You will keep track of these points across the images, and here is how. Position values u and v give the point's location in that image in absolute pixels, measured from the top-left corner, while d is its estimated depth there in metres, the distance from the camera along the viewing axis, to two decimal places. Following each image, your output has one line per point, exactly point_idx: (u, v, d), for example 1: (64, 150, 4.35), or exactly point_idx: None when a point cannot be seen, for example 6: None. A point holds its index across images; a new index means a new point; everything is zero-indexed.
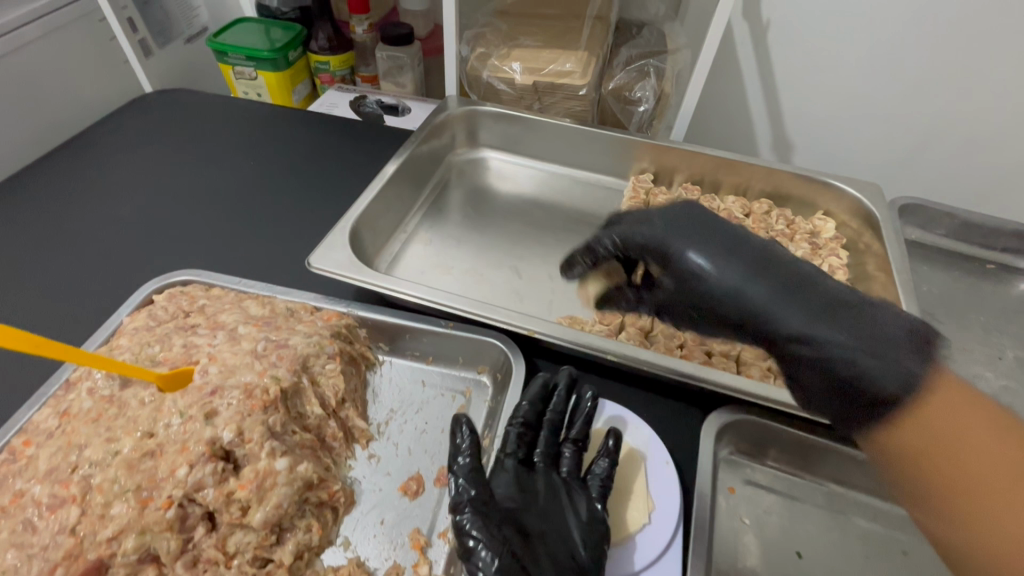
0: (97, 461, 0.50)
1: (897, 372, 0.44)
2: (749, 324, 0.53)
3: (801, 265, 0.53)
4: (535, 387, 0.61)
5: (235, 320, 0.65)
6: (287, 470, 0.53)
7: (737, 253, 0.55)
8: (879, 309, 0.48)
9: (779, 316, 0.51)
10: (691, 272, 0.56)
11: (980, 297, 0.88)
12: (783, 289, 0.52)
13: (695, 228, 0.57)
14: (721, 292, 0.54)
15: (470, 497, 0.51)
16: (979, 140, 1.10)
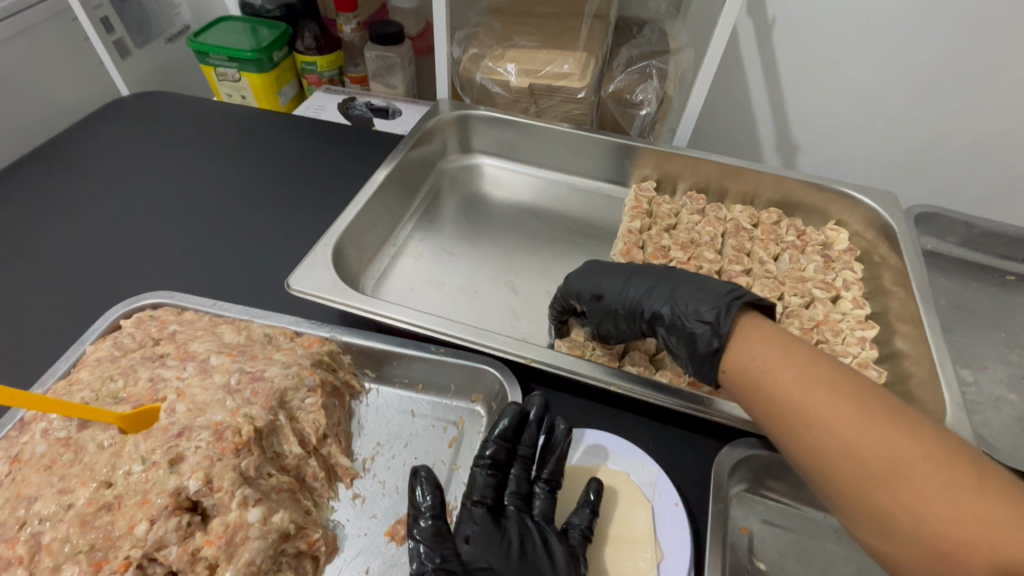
0: (49, 516, 0.46)
1: (713, 319, 0.57)
2: (648, 317, 0.63)
3: (665, 270, 0.67)
4: (505, 420, 0.55)
5: (208, 349, 0.60)
6: (260, 521, 0.48)
7: (615, 270, 0.68)
8: (715, 283, 0.62)
9: (648, 305, 0.63)
10: (587, 293, 0.67)
11: (999, 311, 0.83)
12: (647, 287, 0.64)
13: (593, 265, 0.70)
14: (617, 298, 0.65)
15: (435, 565, 0.47)
16: (995, 143, 1.05)
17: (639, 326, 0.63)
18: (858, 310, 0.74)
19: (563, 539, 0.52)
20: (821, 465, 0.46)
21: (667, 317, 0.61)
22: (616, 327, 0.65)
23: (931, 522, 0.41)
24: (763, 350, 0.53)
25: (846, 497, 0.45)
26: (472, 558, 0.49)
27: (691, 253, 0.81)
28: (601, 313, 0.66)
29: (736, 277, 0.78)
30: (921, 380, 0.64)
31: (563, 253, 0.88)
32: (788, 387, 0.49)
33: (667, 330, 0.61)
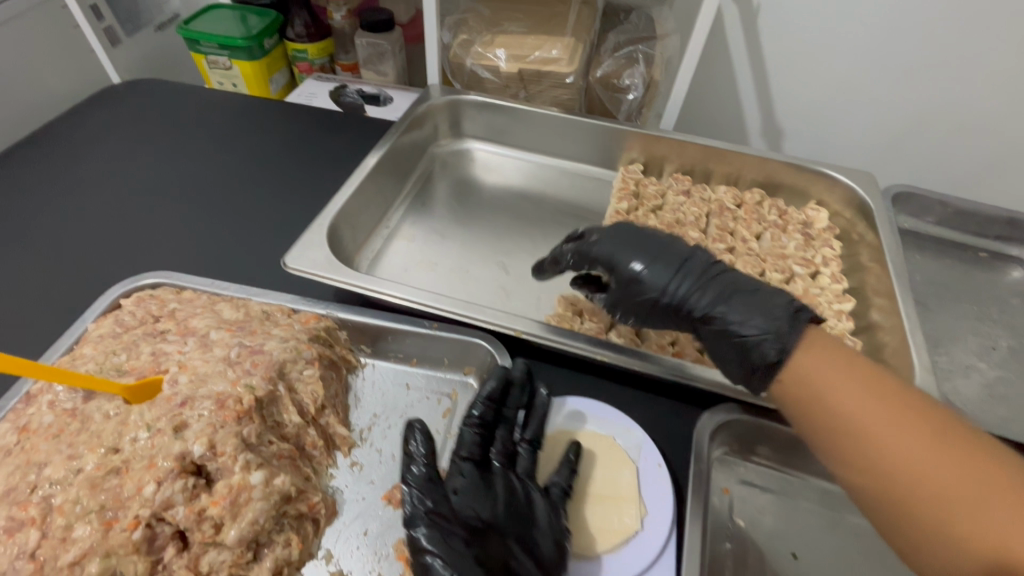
0: (59, 480, 0.48)
1: (777, 331, 0.52)
2: (684, 315, 0.59)
3: (720, 264, 0.60)
4: (491, 382, 0.57)
5: (207, 325, 0.62)
6: (262, 483, 0.50)
7: (659, 252, 0.62)
8: (777, 293, 0.55)
9: (695, 299, 0.58)
10: (624, 269, 0.62)
11: (971, 286, 0.87)
12: (698, 277, 0.59)
13: (635, 240, 0.63)
14: (656, 290, 0.60)
15: (426, 509, 0.51)
16: (972, 126, 1.08)
17: (674, 319, 0.60)
18: (836, 285, 0.77)
19: (544, 494, 0.54)
20: (867, 476, 0.44)
21: (715, 316, 0.56)
22: (647, 309, 0.61)
23: (960, 520, 0.40)
24: (822, 358, 0.49)
25: (868, 479, 0.44)
26: (461, 507, 0.51)
27: (676, 232, 0.83)
28: (636, 291, 0.61)
29: (719, 254, 0.81)
30: (895, 348, 0.67)
31: (552, 234, 0.91)
32: (844, 399, 0.46)
33: (710, 330, 0.57)
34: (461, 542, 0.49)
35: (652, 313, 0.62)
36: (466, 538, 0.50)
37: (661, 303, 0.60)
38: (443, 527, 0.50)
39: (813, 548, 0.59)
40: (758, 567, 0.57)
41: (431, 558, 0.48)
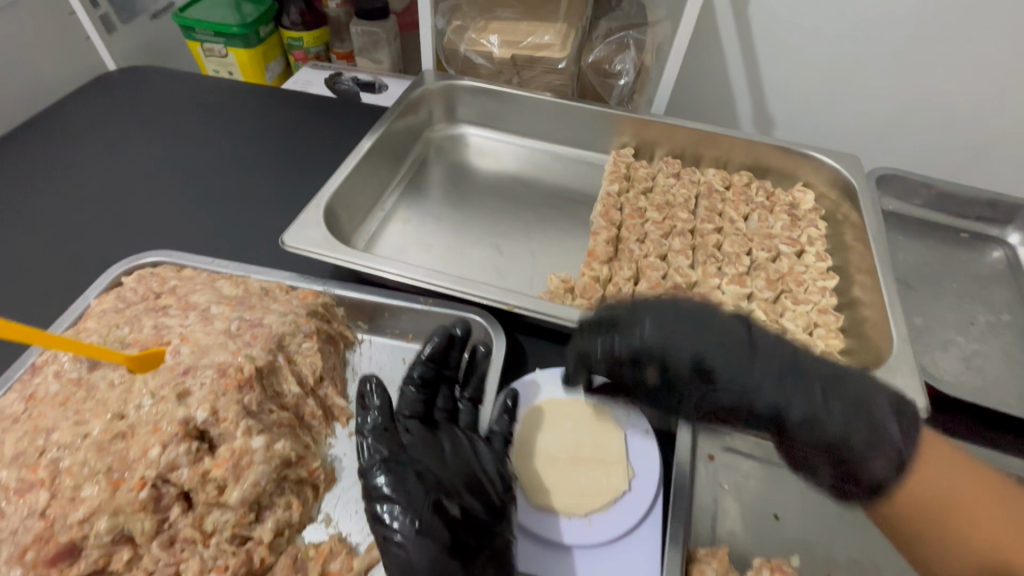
0: (66, 444, 0.49)
1: (897, 456, 0.43)
2: (764, 419, 0.50)
3: (794, 351, 0.51)
4: (432, 343, 0.60)
5: (208, 300, 0.63)
6: (264, 448, 0.52)
7: (724, 343, 0.51)
8: (878, 390, 0.47)
9: (781, 403, 0.48)
10: (685, 362, 0.51)
11: (953, 266, 0.89)
12: (779, 378, 0.49)
13: (689, 327, 0.52)
14: (731, 388, 0.50)
15: (381, 458, 0.54)
16: (957, 112, 1.10)
17: (750, 420, 0.51)
18: (820, 263, 0.79)
19: (487, 443, 0.57)
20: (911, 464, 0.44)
21: (807, 422, 0.47)
22: (716, 406, 0.52)
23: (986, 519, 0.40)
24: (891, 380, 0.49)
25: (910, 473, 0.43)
26: (412, 456, 0.54)
27: (665, 213, 0.85)
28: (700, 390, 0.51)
29: (708, 234, 0.83)
30: (875, 321, 0.69)
31: (545, 217, 0.93)
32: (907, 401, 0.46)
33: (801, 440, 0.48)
34: (411, 487, 0.52)
35: (719, 411, 0.52)
36: (416, 483, 0.52)
37: (734, 404, 0.50)
38: (395, 475, 0.53)
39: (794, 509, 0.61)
40: (741, 528, 0.59)
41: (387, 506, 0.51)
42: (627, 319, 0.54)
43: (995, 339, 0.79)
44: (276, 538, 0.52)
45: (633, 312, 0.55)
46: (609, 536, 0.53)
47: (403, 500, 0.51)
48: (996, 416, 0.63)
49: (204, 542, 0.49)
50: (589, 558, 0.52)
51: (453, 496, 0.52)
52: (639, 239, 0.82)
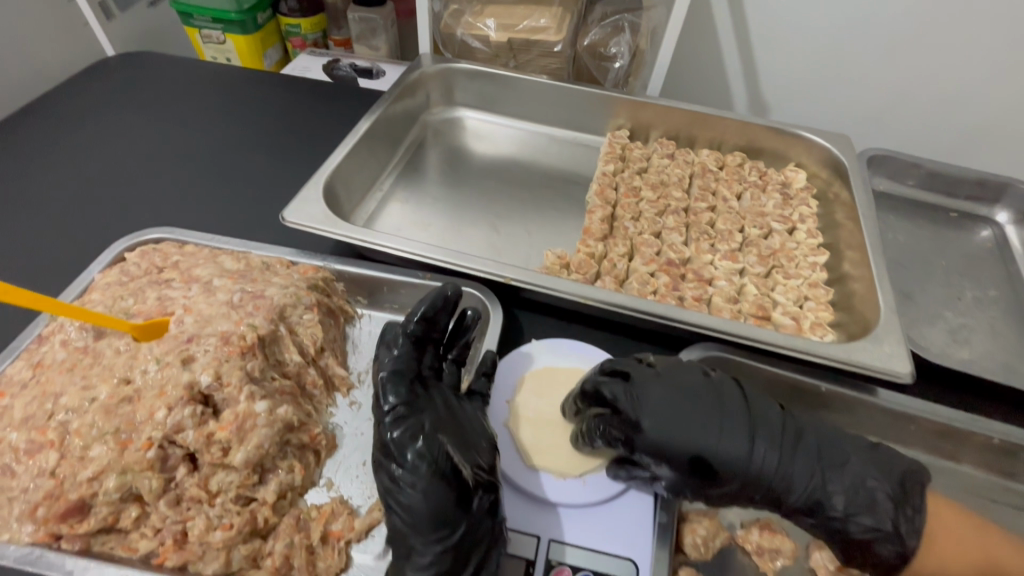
0: (74, 408, 0.51)
1: (891, 527, 0.49)
2: (780, 501, 0.52)
3: (801, 425, 0.54)
4: (426, 304, 0.57)
5: (210, 273, 0.64)
6: (267, 412, 0.53)
7: (728, 422, 0.52)
8: (885, 455, 0.53)
9: (789, 482, 0.51)
10: (695, 453, 0.51)
11: (942, 244, 0.90)
12: (785, 458, 0.51)
13: (703, 404, 0.53)
14: (753, 474, 0.51)
15: (394, 407, 0.53)
16: (948, 98, 1.11)
17: (770, 503, 0.52)
18: (812, 239, 0.81)
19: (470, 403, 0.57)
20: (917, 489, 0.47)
21: (812, 499, 0.51)
22: (722, 488, 0.52)
23: None
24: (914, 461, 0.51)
25: None
26: (422, 408, 0.54)
27: (660, 192, 0.87)
28: (710, 476, 0.51)
29: (701, 213, 0.84)
30: (864, 294, 0.71)
31: (541, 198, 0.94)
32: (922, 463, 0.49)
33: (808, 515, 0.52)
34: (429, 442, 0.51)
35: (725, 493, 0.52)
36: (433, 437, 0.52)
37: (744, 486, 0.51)
38: (413, 428, 0.52)
39: None
40: None
41: (402, 458, 0.51)
42: (627, 399, 0.53)
43: (982, 313, 0.80)
44: (279, 500, 0.53)
45: (634, 390, 0.53)
46: (600, 496, 0.54)
47: (420, 454, 0.51)
48: (981, 383, 0.64)
49: (209, 502, 0.50)
50: (580, 518, 0.53)
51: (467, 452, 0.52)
52: (634, 217, 0.83)
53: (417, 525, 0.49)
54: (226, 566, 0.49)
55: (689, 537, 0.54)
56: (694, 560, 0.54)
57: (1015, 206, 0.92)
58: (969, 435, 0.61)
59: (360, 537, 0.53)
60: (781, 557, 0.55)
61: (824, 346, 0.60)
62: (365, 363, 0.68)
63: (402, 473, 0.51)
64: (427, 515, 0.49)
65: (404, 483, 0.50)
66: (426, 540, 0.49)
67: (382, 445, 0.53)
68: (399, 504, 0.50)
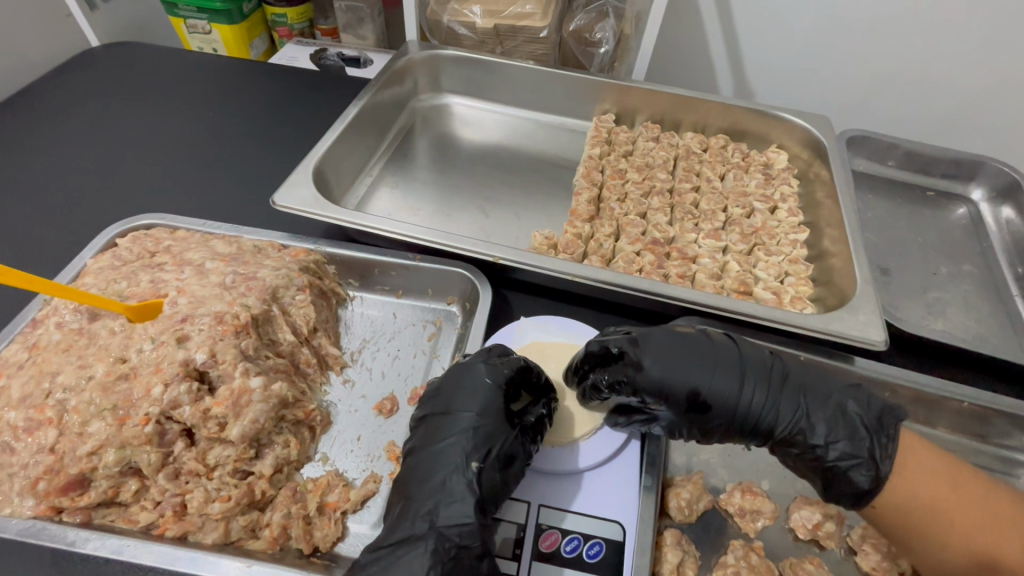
0: (71, 386, 0.52)
1: (867, 453, 0.51)
2: (764, 434, 0.54)
3: (789, 367, 0.56)
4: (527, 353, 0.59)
5: (202, 257, 0.65)
6: (261, 387, 0.55)
7: (719, 361, 0.55)
8: (866, 394, 0.55)
9: (775, 413, 0.53)
10: (688, 390, 0.54)
11: (919, 222, 0.93)
12: (772, 391, 0.54)
13: (694, 349, 0.55)
14: (738, 409, 0.54)
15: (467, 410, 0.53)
16: (928, 82, 1.13)
17: (755, 437, 0.55)
18: (792, 218, 0.83)
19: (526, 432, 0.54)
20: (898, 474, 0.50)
21: (798, 430, 0.53)
22: (710, 424, 0.55)
23: (926, 508, 0.48)
24: (920, 450, 0.51)
25: (897, 483, 0.50)
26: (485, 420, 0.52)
27: (645, 175, 0.88)
28: (702, 412, 0.54)
29: (686, 193, 0.86)
30: (842, 269, 0.73)
31: (530, 183, 0.95)
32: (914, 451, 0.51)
33: (793, 447, 0.54)
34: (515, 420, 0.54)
35: (718, 428, 0.55)
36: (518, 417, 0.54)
37: (734, 420, 0.54)
38: (474, 435, 0.52)
39: None
40: (717, 457, 0.62)
41: (485, 427, 0.52)
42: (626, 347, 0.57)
43: (956, 287, 0.83)
44: (276, 474, 0.55)
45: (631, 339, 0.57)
46: (588, 464, 0.56)
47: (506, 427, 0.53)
48: (952, 351, 0.67)
49: (207, 475, 0.52)
50: (569, 484, 0.55)
51: (538, 436, 0.55)
52: (620, 199, 0.85)
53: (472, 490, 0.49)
54: (225, 536, 0.51)
55: (673, 500, 0.56)
56: (678, 522, 0.56)
57: (990, 183, 0.95)
58: (942, 399, 0.63)
59: (356, 507, 0.55)
60: (762, 518, 0.57)
61: (802, 316, 0.62)
62: (356, 343, 0.69)
63: (480, 439, 0.51)
64: (492, 481, 0.50)
65: (483, 449, 0.51)
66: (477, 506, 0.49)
67: (455, 417, 0.53)
68: (469, 467, 0.50)
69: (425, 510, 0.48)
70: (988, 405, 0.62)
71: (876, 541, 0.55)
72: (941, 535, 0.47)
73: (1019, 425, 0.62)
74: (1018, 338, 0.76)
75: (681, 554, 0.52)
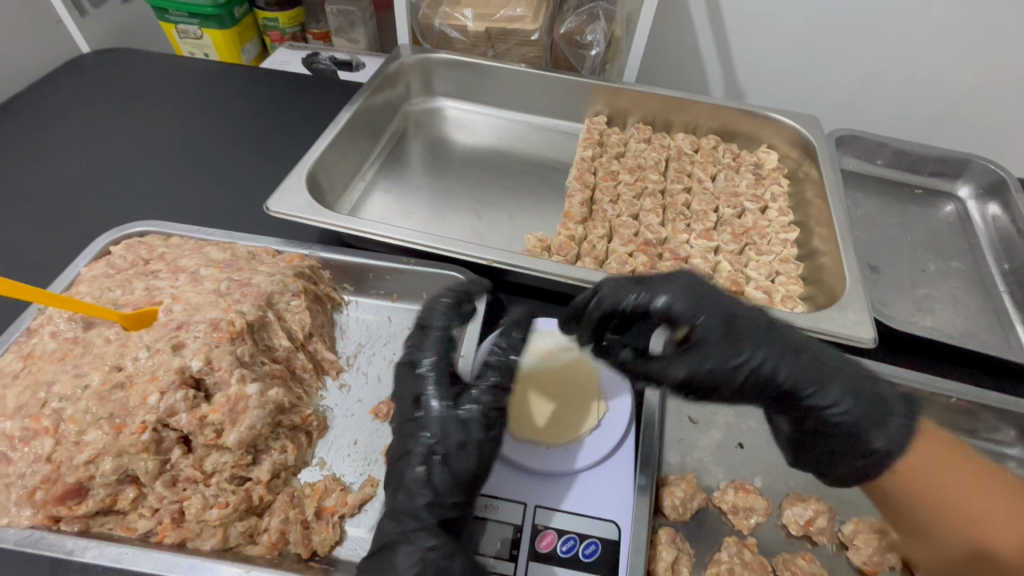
0: (67, 396, 0.52)
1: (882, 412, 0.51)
2: (780, 390, 0.53)
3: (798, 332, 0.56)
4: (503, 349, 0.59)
5: (197, 263, 0.65)
6: (258, 394, 0.55)
7: (745, 313, 0.54)
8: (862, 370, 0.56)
9: (800, 379, 0.52)
10: (715, 353, 0.52)
11: (908, 220, 0.94)
12: (797, 358, 0.52)
13: (722, 297, 0.55)
14: (763, 360, 0.52)
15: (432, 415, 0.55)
16: (916, 81, 1.14)
17: (770, 392, 0.53)
18: (783, 218, 0.84)
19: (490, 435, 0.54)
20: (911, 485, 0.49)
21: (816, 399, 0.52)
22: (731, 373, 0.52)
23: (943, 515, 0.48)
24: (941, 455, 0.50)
25: (913, 492, 0.49)
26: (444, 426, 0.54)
27: (637, 176, 0.89)
28: (725, 377, 0.52)
29: (677, 194, 0.87)
30: (832, 267, 0.74)
31: (523, 184, 0.96)
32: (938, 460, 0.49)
33: (805, 413, 0.53)
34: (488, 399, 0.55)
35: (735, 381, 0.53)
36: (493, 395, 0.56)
37: (758, 371, 0.52)
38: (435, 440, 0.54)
39: (759, 438, 0.65)
40: (710, 455, 0.63)
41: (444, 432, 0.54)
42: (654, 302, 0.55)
43: (945, 284, 0.84)
44: (273, 479, 0.55)
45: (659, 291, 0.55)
46: (584, 462, 0.56)
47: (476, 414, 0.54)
48: (940, 347, 0.68)
49: (205, 481, 0.52)
50: (565, 484, 0.56)
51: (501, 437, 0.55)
52: (612, 200, 0.86)
53: (444, 485, 0.52)
54: (223, 542, 0.51)
55: (668, 498, 0.57)
56: (672, 521, 0.57)
57: (977, 181, 0.96)
58: (930, 395, 0.64)
59: (353, 511, 0.55)
60: (755, 515, 0.58)
61: (792, 315, 0.63)
62: (353, 348, 0.70)
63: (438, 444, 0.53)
64: (466, 468, 0.53)
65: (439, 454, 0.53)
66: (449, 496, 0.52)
67: (421, 420, 0.55)
68: (437, 460, 0.53)
69: (405, 506, 0.52)
70: (977, 401, 0.63)
71: (868, 535, 0.56)
72: (956, 534, 0.48)
73: (1006, 419, 0.63)
74: (1005, 333, 0.78)
75: (675, 552, 0.53)
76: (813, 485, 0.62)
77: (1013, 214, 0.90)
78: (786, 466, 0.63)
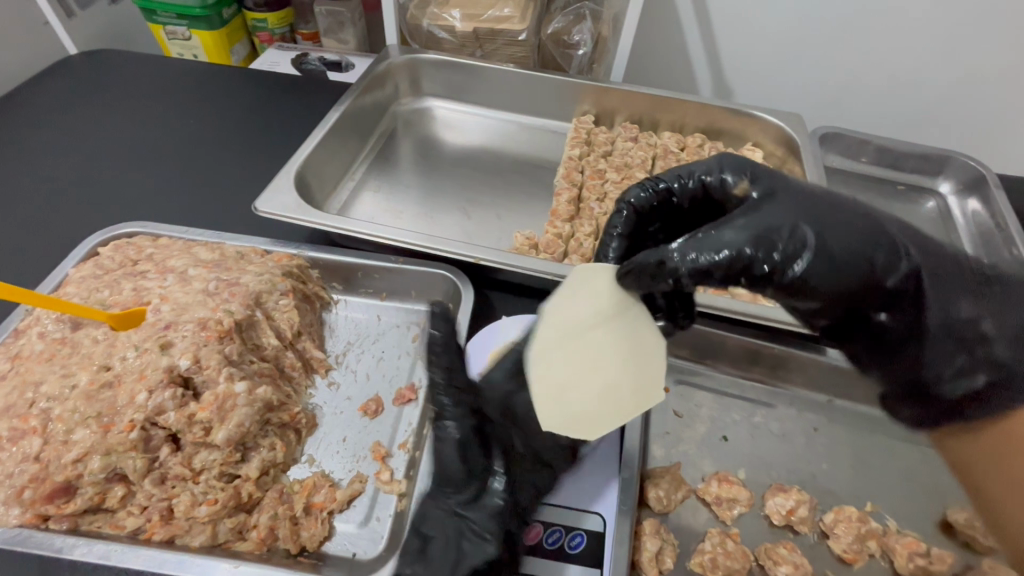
0: (55, 396, 0.52)
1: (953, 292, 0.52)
2: (879, 249, 0.48)
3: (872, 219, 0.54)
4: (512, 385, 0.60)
5: (185, 264, 0.66)
6: (246, 392, 0.55)
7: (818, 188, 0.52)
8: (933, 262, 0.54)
9: (893, 243, 0.49)
10: (785, 228, 0.46)
11: (890, 216, 0.96)
12: (883, 225, 0.49)
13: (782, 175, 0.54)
14: (856, 216, 0.49)
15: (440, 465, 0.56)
16: (899, 79, 1.16)
17: (873, 246, 0.48)
18: None
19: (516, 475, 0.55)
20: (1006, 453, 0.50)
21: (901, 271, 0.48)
22: (833, 226, 0.48)
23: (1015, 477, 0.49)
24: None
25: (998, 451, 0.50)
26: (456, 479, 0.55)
27: (624, 174, 0.90)
28: (824, 230, 0.47)
29: None
30: None
31: (511, 183, 0.97)
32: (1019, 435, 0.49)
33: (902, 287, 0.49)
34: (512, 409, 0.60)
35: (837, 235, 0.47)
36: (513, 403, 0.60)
37: (852, 224, 0.48)
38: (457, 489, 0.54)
39: (742, 431, 0.66)
40: (694, 448, 0.64)
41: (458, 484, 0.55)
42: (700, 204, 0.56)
43: None
44: (262, 476, 0.56)
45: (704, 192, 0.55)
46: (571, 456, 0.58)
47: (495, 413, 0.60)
48: None
49: (193, 479, 0.53)
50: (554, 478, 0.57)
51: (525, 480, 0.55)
52: (599, 198, 0.87)
53: (453, 472, 0.55)
54: (212, 539, 0.51)
55: (652, 491, 0.58)
56: (657, 512, 0.58)
57: (957, 177, 0.97)
58: None
59: (342, 507, 0.56)
60: (738, 505, 0.59)
61: (774, 310, 0.64)
62: (342, 346, 0.70)
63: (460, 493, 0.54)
64: (460, 473, 0.55)
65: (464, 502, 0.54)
66: (458, 481, 0.55)
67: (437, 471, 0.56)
68: (446, 442, 0.56)
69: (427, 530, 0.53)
70: None
71: (848, 524, 0.57)
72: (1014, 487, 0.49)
73: None
74: None
75: (659, 543, 0.54)
76: (796, 476, 0.63)
77: (992, 209, 0.92)
78: (768, 458, 0.64)
